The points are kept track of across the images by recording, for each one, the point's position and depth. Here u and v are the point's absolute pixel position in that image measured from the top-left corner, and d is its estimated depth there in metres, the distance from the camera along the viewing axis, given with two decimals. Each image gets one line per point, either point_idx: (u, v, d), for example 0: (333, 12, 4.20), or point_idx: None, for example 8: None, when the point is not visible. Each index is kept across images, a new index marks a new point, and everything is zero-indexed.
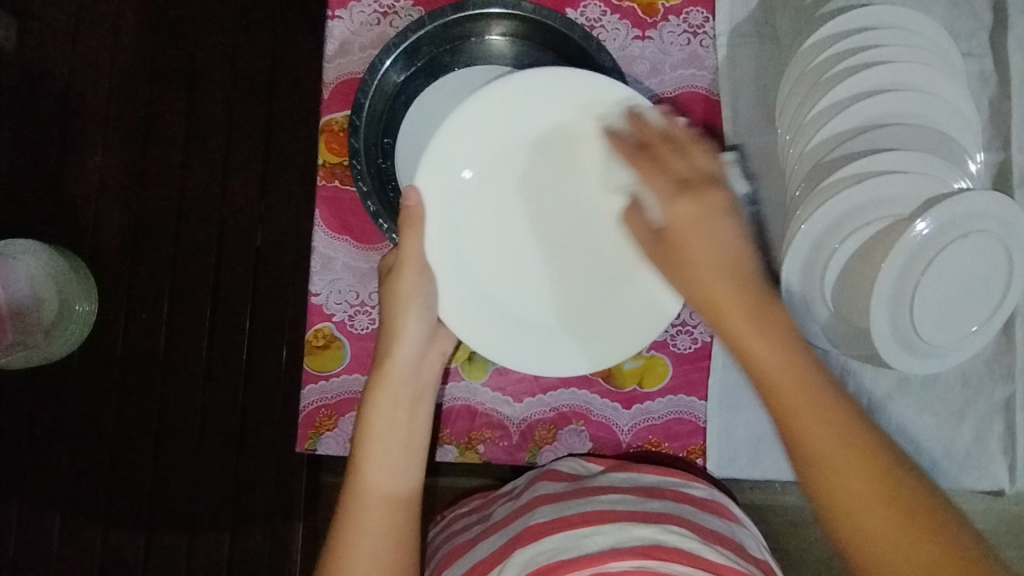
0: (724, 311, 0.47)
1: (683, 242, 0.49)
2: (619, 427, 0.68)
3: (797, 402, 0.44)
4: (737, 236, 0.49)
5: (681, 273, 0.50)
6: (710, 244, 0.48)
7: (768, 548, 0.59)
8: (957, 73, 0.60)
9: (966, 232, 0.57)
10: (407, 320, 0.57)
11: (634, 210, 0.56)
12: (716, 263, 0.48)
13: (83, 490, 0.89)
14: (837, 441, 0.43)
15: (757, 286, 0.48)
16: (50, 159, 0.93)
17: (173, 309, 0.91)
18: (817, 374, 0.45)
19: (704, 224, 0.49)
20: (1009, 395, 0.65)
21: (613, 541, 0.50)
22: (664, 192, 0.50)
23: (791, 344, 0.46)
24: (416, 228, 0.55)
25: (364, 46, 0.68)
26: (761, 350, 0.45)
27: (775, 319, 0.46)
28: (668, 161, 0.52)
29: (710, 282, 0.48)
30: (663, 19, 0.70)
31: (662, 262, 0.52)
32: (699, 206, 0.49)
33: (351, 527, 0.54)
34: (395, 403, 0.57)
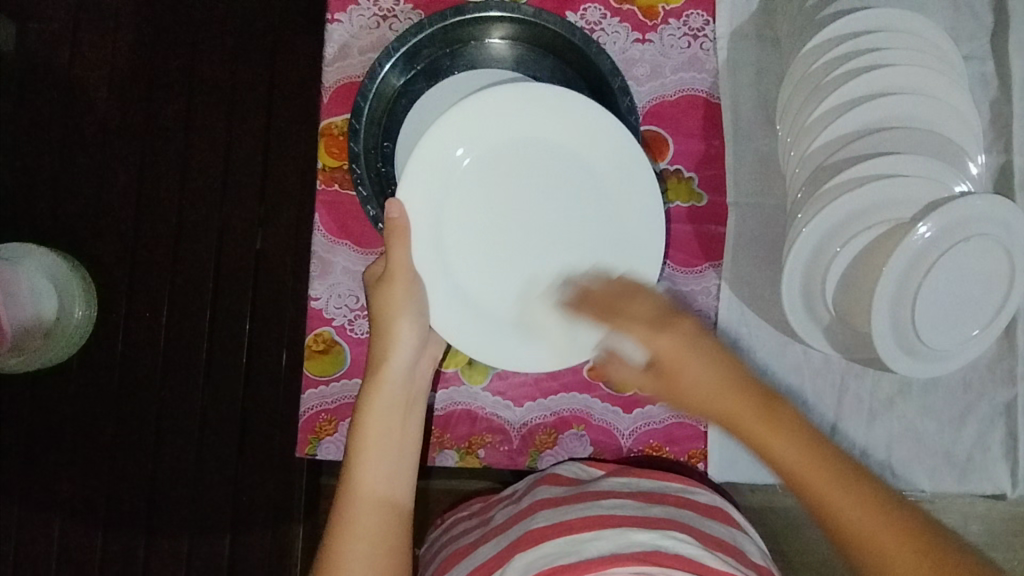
0: (740, 425, 0.47)
1: (680, 368, 0.48)
2: (619, 431, 0.68)
3: (846, 509, 0.43)
4: (724, 359, 0.48)
5: (682, 400, 0.49)
6: (703, 372, 0.48)
7: (769, 554, 0.58)
8: (957, 76, 0.60)
9: (967, 236, 0.57)
10: (398, 325, 0.58)
11: (611, 358, 0.54)
12: (715, 391, 0.48)
13: (83, 494, 0.89)
14: (896, 539, 0.42)
15: (763, 399, 0.47)
16: (49, 162, 0.92)
17: (173, 313, 0.90)
18: (852, 478, 0.44)
19: (694, 351, 0.48)
20: (1010, 399, 0.65)
21: (614, 546, 0.50)
22: (643, 330, 0.50)
23: (807, 440, 0.45)
24: (402, 239, 0.56)
25: (363, 49, 0.68)
26: (782, 447, 0.45)
27: (793, 430, 0.46)
28: (631, 306, 0.51)
29: (718, 397, 0.47)
30: (663, 22, 0.69)
31: (665, 397, 0.50)
32: (678, 341, 0.48)
33: (342, 531, 0.54)
34: (388, 407, 0.57)
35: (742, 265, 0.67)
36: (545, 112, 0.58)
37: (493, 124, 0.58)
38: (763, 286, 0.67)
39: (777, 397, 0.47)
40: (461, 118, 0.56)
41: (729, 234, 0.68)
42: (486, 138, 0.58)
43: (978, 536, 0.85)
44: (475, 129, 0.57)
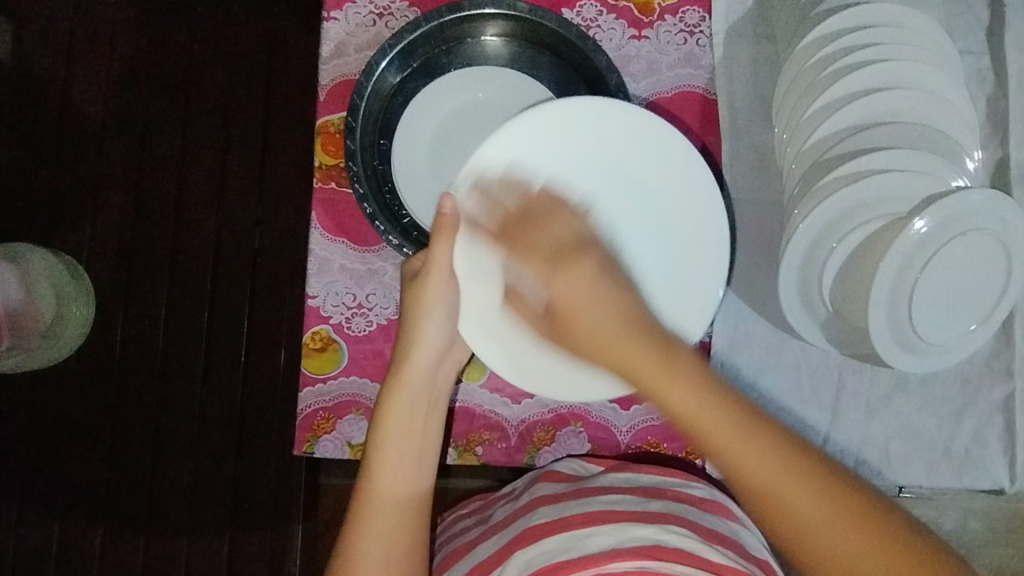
0: (635, 368, 0.44)
1: (575, 311, 0.47)
2: (617, 427, 0.68)
3: (716, 434, 0.42)
4: (618, 295, 0.46)
5: (577, 348, 0.48)
6: (598, 313, 0.46)
7: (768, 547, 0.59)
8: (954, 71, 0.60)
9: (965, 229, 0.57)
10: (429, 324, 0.58)
11: (512, 294, 0.53)
12: (604, 334, 0.45)
13: (82, 494, 0.89)
14: (770, 462, 0.42)
15: (651, 331, 0.45)
16: (46, 162, 0.92)
17: (171, 313, 0.91)
18: (735, 404, 0.43)
19: (590, 296, 0.47)
20: (1008, 394, 0.65)
21: (613, 541, 0.50)
22: (541, 271, 0.50)
23: (702, 378, 0.43)
24: (449, 237, 0.54)
25: (359, 47, 0.68)
26: (680, 392, 0.43)
27: (682, 359, 0.44)
28: (535, 232, 0.51)
29: (614, 345, 0.45)
30: (659, 19, 0.69)
31: (562, 339, 0.49)
32: (576, 277, 0.48)
33: (363, 531, 0.54)
34: (411, 407, 0.57)
35: (740, 261, 0.67)
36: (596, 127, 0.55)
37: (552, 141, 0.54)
38: (761, 282, 0.67)
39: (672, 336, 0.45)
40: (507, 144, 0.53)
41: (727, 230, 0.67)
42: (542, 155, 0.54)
43: (976, 532, 0.85)
44: (522, 156, 0.54)
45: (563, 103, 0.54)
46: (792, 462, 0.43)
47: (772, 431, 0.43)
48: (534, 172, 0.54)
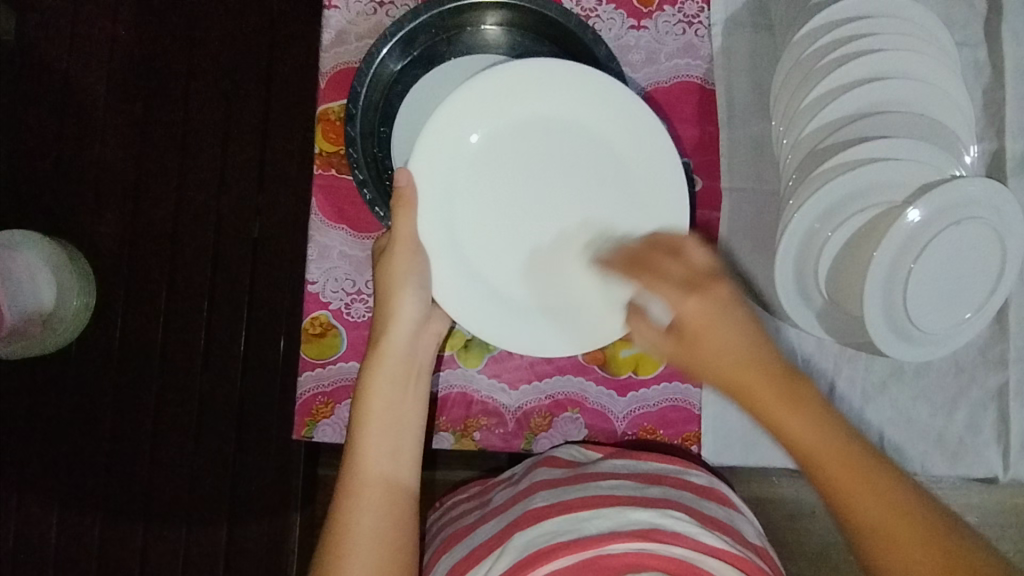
0: (759, 401, 0.47)
1: (705, 334, 0.48)
2: (614, 414, 0.69)
3: (853, 489, 0.44)
4: (751, 327, 0.48)
5: (707, 372, 0.49)
6: (728, 334, 0.48)
7: (765, 534, 0.59)
8: (950, 62, 0.61)
9: (960, 219, 0.57)
10: (403, 298, 0.58)
11: (635, 309, 0.54)
12: (737, 358, 0.48)
13: (82, 482, 0.90)
14: (899, 517, 0.44)
15: (786, 373, 0.47)
16: (48, 151, 0.93)
17: (172, 302, 0.91)
18: (868, 458, 0.45)
19: (724, 319, 0.48)
20: (1002, 382, 0.65)
21: (614, 524, 0.51)
22: (671, 292, 0.50)
23: (835, 424, 0.46)
24: (408, 208, 0.56)
25: (360, 35, 0.69)
26: (804, 432, 0.46)
27: (811, 404, 0.46)
28: (666, 266, 0.51)
29: (737, 374, 0.47)
30: (658, 9, 0.70)
31: (682, 360, 0.50)
32: (709, 304, 0.48)
33: (348, 510, 0.54)
34: (391, 382, 0.58)
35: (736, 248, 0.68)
36: (553, 88, 0.57)
37: (510, 100, 0.57)
38: (757, 271, 0.68)
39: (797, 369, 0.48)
40: (465, 101, 0.56)
41: (724, 219, 0.68)
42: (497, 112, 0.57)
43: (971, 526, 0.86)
44: (484, 113, 0.57)
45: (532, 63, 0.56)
46: (922, 520, 0.44)
47: (890, 477, 0.45)
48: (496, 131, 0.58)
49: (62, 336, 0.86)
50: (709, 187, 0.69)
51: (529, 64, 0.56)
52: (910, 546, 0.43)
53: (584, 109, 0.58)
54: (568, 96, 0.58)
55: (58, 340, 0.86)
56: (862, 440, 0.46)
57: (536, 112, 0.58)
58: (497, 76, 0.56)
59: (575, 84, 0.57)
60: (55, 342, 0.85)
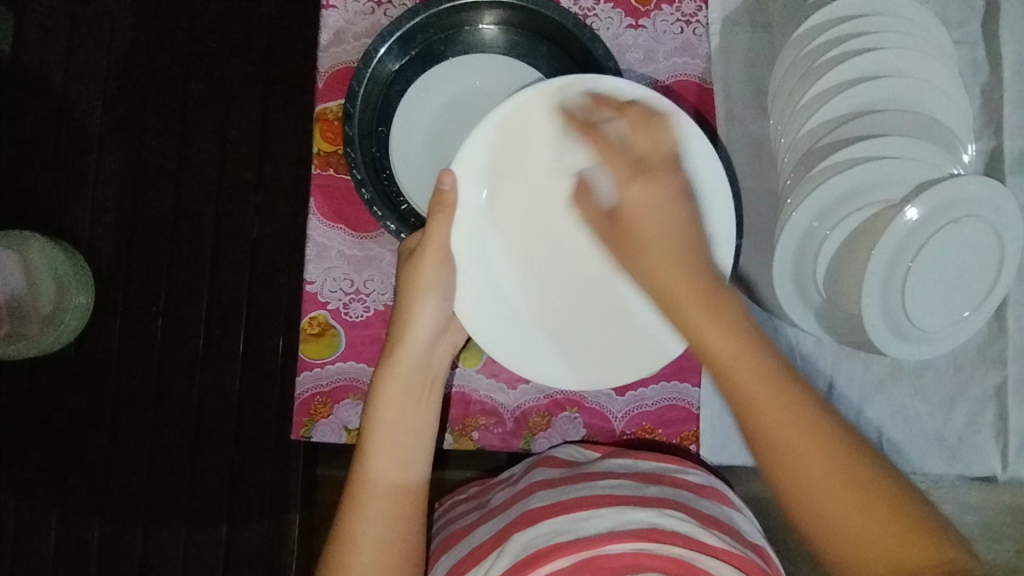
0: (680, 299, 0.49)
1: (642, 224, 0.52)
2: (612, 414, 0.68)
3: (752, 389, 0.45)
4: (683, 223, 0.51)
5: (637, 254, 0.52)
6: (665, 228, 0.51)
7: (763, 533, 0.59)
8: (948, 60, 0.61)
9: (957, 217, 0.57)
10: (423, 304, 0.58)
11: (583, 187, 0.58)
12: (671, 245, 0.51)
13: (81, 483, 0.90)
14: (798, 419, 0.44)
15: (716, 287, 0.48)
16: (46, 151, 0.93)
17: (171, 303, 0.91)
18: (772, 362, 0.46)
19: (659, 207, 0.52)
20: (1000, 381, 0.66)
21: (612, 524, 0.51)
22: (620, 174, 0.54)
23: (742, 331, 0.47)
24: (446, 214, 0.55)
25: (358, 35, 0.69)
26: (719, 338, 0.46)
27: (729, 311, 0.47)
28: (625, 142, 0.54)
29: (664, 270, 0.50)
30: (656, 8, 0.70)
31: (612, 240, 0.55)
32: (653, 189, 0.52)
33: (355, 513, 0.54)
34: (405, 388, 0.58)
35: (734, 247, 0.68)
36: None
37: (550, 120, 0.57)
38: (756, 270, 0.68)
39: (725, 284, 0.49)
40: (506, 120, 0.56)
41: None
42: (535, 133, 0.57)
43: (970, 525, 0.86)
44: (524, 133, 0.57)
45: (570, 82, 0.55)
46: (819, 428, 0.44)
47: (806, 399, 0.45)
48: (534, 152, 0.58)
49: (62, 338, 0.86)
50: None
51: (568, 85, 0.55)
52: (811, 456, 0.44)
53: None
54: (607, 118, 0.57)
55: (59, 342, 0.86)
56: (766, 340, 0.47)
57: (573, 134, 0.58)
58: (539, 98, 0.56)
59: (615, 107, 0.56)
60: (55, 344, 0.85)
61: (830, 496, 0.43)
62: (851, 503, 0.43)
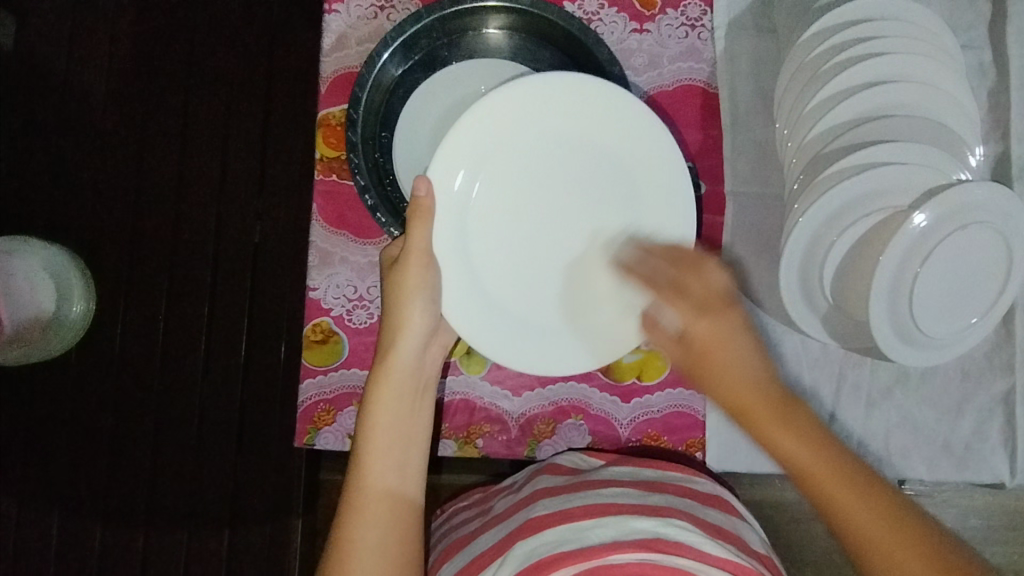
0: (753, 417, 0.49)
1: (709, 356, 0.51)
2: (618, 420, 0.68)
3: (838, 496, 0.46)
4: (751, 355, 0.51)
5: (713, 389, 0.51)
6: (730, 358, 0.51)
7: (769, 542, 0.59)
8: (956, 65, 0.60)
9: (966, 222, 0.57)
10: (413, 311, 0.57)
11: (648, 323, 0.56)
12: (738, 379, 0.50)
13: (82, 489, 0.89)
14: (884, 524, 0.44)
15: (788, 402, 0.49)
16: (47, 156, 0.93)
17: (172, 309, 0.91)
18: (854, 472, 0.46)
19: (729, 338, 0.51)
20: (1008, 388, 0.65)
21: (615, 533, 0.50)
22: (684, 308, 0.52)
23: (821, 441, 0.47)
24: (425, 219, 0.55)
25: (361, 40, 0.68)
26: (791, 444, 0.47)
27: (800, 419, 0.48)
28: (682, 283, 0.53)
29: (735, 386, 0.50)
30: (661, 12, 0.69)
31: (690, 372, 0.53)
32: (718, 325, 0.51)
33: (350, 524, 0.53)
34: (398, 396, 0.57)
35: (739, 252, 0.67)
36: (568, 104, 0.57)
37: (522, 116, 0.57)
38: (762, 276, 0.67)
39: (794, 394, 0.50)
40: (480, 117, 0.56)
41: (727, 223, 0.68)
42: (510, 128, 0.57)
43: (975, 530, 0.85)
44: (501, 126, 0.57)
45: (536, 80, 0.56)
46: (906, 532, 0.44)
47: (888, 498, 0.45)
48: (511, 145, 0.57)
49: (63, 343, 0.85)
50: (712, 191, 0.69)
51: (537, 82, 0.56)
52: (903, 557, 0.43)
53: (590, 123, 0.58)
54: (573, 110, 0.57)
55: (60, 346, 0.85)
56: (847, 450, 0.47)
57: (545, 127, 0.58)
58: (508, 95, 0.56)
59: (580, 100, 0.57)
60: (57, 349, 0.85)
61: None
62: None
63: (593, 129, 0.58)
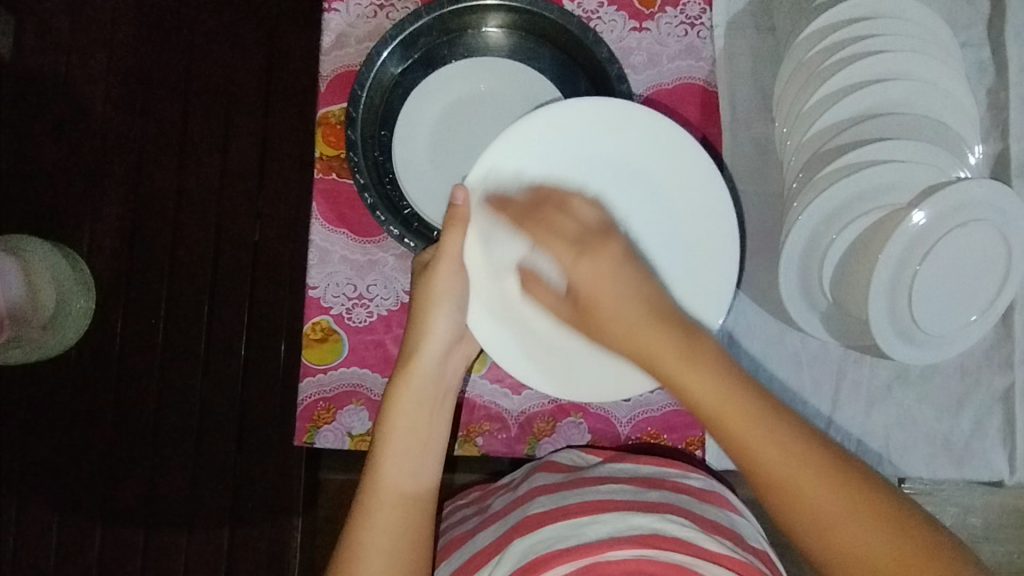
0: (658, 361, 0.47)
1: (597, 302, 0.50)
2: (617, 419, 0.68)
3: (741, 428, 0.44)
4: (644, 285, 0.50)
5: (605, 338, 0.51)
6: (618, 290, 0.50)
7: (764, 535, 0.59)
8: (955, 63, 0.60)
9: (965, 220, 0.57)
10: (438, 316, 0.58)
11: (528, 276, 0.55)
12: (629, 320, 0.49)
13: (81, 489, 0.89)
14: (790, 452, 0.44)
15: (677, 322, 0.48)
16: (46, 155, 0.93)
17: (173, 307, 0.91)
18: (753, 396, 0.45)
19: (609, 279, 0.50)
20: (1008, 385, 0.65)
21: (612, 530, 0.51)
22: (564, 255, 0.52)
23: (723, 368, 0.46)
24: (461, 226, 0.54)
25: (360, 38, 0.68)
26: (701, 386, 0.45)
27: (705, 354, 0.46)
28: (558, 219, 0.54)
29: (636, 332, 0.48)
30: (660, 11, 0.69)
31: (580, 322, 0.53)
32: (597, 265, 0.51)
33: (362, 523, 0.54)
34: (417, 399, 0.58)
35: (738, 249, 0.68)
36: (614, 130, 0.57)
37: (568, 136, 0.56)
38: (762, 274, 0.67)
39: (693, 326, 0.48)
40: (523, 133, 0.55)
41: None
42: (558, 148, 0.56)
43: (976, 528, 0.85)
44: (545, 144, 0.56)
45: (578, 104, 0.56)
46: (811, 454, 0.44)
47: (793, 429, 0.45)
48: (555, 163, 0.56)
49: (74, 330, 0.87)
50: None
51: (577, 106, 0.56)
52: (814, 490, 0.43)
53: (636, 152, 0.57)
54: (619, 137, 0.57)
55: (73, 333, 0.87)
56: (748, 375, 0.46)
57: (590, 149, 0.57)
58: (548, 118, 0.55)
59: (625, 127, 0.57)
60: (70, 337, 0.86)
61: (845, 527, 0.43)
62: (868, 525, 0.43)
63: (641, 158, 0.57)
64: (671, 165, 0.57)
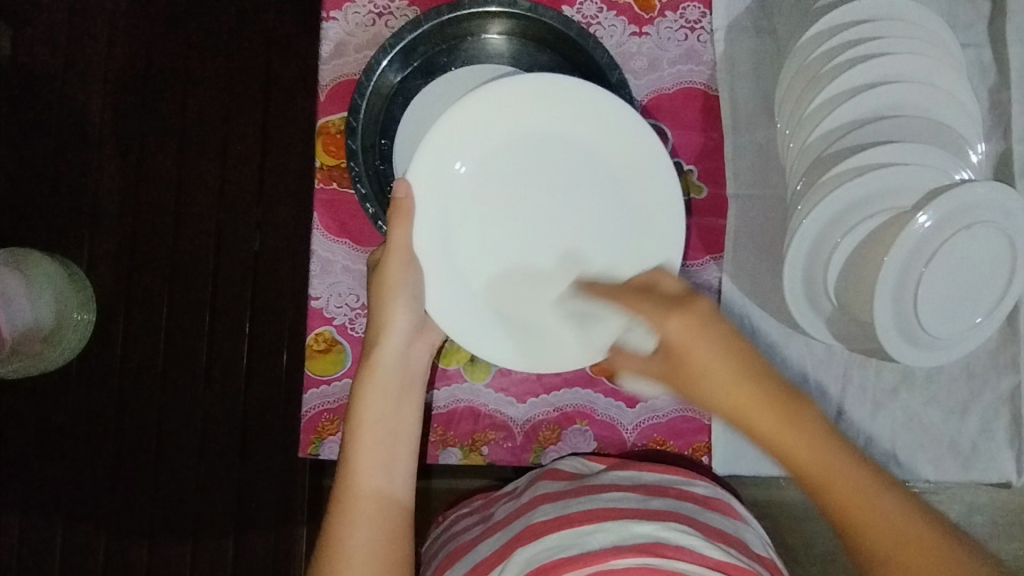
0: (752, 421, 0.44)
1: (689, 359, 0.45)
2: (624, 426, 0.68)
3: (845, 500, 0.42)
4: (736, 341, 0.45)
5: (696, 393, 0.46)
6: (714, 347, 0.45)
7: (770, 546, 0.58)
8: (957, 63, 0.60)
9: (971, 223, 0.57)
10: (395, 308, 0.57)
11: (621, 347, 0.53)
12: (726, 375, 0.44)
13: (84, 505, 0.89)
14: (892, 536, 0.41)
15: (784, 394, 0.44)
16: (45, 166, 0.92)
17: (173, 318, 0.90)
18: (855, 462, 0.43)
19: (706, 338, 0.45)
20: (1014, 387, 0.65)
21: (616, 539, 0.50)
22: (652, 315, 0.47)
23: (826, 439, 0.43)
24: (406, 218, 0.54)
25: (360, 47, 0.68)
26: (801, 452, 0.43)
27: (805, 423, 0.43)
28: (653, 290, 0.49)
29: (742, 399, 0.44)
30: (660, 15, 0.69)
31: (673, 382, 0.47)
32: (689, 320, 0.45)
33: (339, 524, 0.54)
34: (384, 394, 0.57)
35: (741, 253, 0.68)
36: (547, 102, 0.56)
37: (502, 116, 0.57)
38: (765, 279, 0.67)
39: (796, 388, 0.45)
40: (460, 117, 0.55)
41: (731, 226, 0.68)
42: (493, 128, 0.57)
43: (983, 527, 0.85)
44: (481, 125, 0.56)
45: (513, 82, 0.55)
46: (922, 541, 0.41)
47: (901, 512, 0.42)
48: (488, 146, 0.57)
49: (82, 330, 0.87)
50: (713, 194, 0.69)
51: (507, 85, 0.55)
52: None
53: (571, 122, 0.58)
54: (549, 107, 0.57)
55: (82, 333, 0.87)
56: (851, 449, 0.43)
57: (522, 126, 0.58)
58: (455, 117, 0.55)
59: (554, 99, 0.56)
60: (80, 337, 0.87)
61: None
62: None
63: (574, 128, 0.58)
64: (605, 132, 0.58)
